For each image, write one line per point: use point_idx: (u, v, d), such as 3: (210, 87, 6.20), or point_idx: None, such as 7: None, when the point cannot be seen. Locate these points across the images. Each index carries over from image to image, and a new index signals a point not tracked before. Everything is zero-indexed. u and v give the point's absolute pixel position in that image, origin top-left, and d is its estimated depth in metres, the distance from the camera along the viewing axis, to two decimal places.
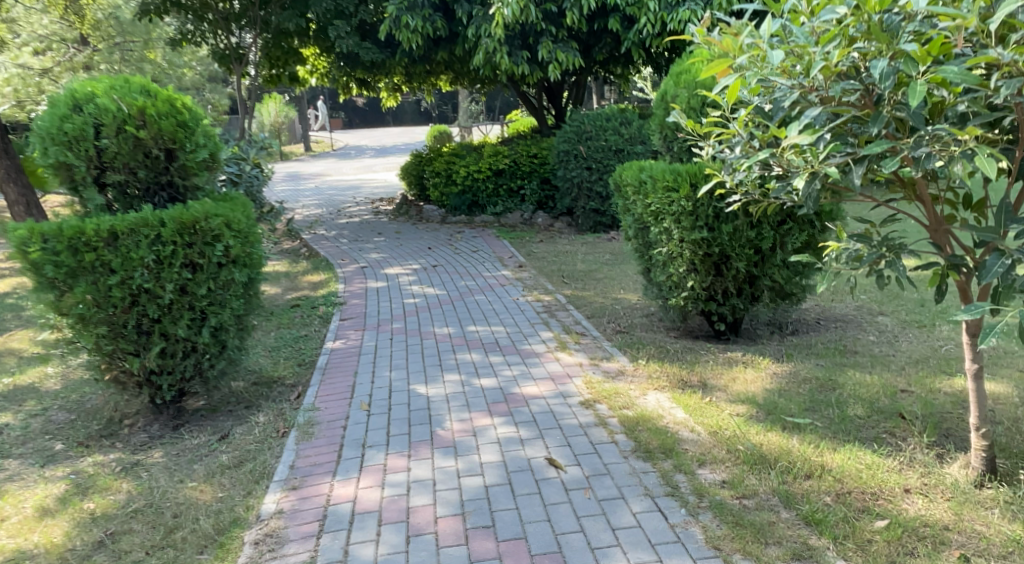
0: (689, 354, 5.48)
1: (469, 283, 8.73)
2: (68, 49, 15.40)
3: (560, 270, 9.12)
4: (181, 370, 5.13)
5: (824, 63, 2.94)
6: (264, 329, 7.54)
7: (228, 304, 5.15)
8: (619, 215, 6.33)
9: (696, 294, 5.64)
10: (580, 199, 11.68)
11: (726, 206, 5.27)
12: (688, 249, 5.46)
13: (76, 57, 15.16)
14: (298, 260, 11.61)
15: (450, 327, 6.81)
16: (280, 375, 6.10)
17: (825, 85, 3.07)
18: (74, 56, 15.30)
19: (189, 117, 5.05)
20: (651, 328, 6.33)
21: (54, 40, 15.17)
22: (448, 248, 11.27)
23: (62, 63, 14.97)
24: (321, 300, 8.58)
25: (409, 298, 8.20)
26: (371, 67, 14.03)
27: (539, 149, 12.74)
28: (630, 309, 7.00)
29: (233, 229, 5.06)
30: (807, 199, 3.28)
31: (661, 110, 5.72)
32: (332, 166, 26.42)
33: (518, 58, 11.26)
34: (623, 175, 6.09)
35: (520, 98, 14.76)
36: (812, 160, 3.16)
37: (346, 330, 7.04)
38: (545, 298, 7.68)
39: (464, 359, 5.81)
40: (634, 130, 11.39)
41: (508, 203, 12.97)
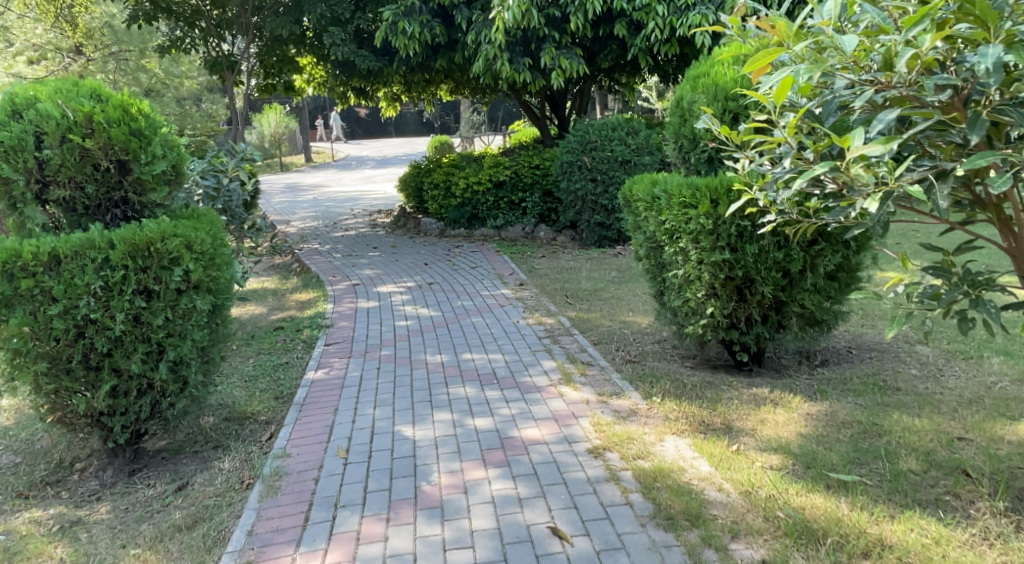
0: (709, 390, 4.88)
1: (466, 303, 8.13)
2: (63, 59, 15.26)
3: (564, 289, 8.53)
4: (136, 411, 4.56)
5: (914, 51, 2.45)
6: (244, 355, 6.95)
7: (189, 335, 4.58)
8: (629, 232, 5.76)
9: (715, 322, 5.04)
10: (585, 212, 11.10)
11: (756, 225, 4.67)
12: (707, 272, 4.87)
13: (71, 66, 15.08)
14: (288, 276, 11.04)
15: (443, 354, 6.22)
16: (254, 410, 5.51)
17: (907, 80, 2.56)
18: (69, 65, 15.24)
19: (145, 125, 4.49)
20: (664, 357, 5.74)
21: (48, 49, 15.09)
22: (445, 263, 10.71)
23: (52, 72, 14.55)
24: (308, 322, 7.99)
25: (402, 320, 7.60)
26: (368, 75, 13.51)
27: (541, 159, 12.17)
28: (641, 334, 6.40)
29: (195, 251, 4.51)
30: (876, 225, 2.76)
31: (675, 117, 5.14)
32: (332, 177, 25.90)
33: (519, 66, 10.70)
34: (633, 189, 5.52)
35: (522, 108, 14.22)
36: (886, 176, 2.64)
37: (329, 358, 6.45)
38: (548, 321, 7.09)
39: (457, 393, 5.20)
40: (641, 141, 10.83)
41: (509, 216, 12.35)
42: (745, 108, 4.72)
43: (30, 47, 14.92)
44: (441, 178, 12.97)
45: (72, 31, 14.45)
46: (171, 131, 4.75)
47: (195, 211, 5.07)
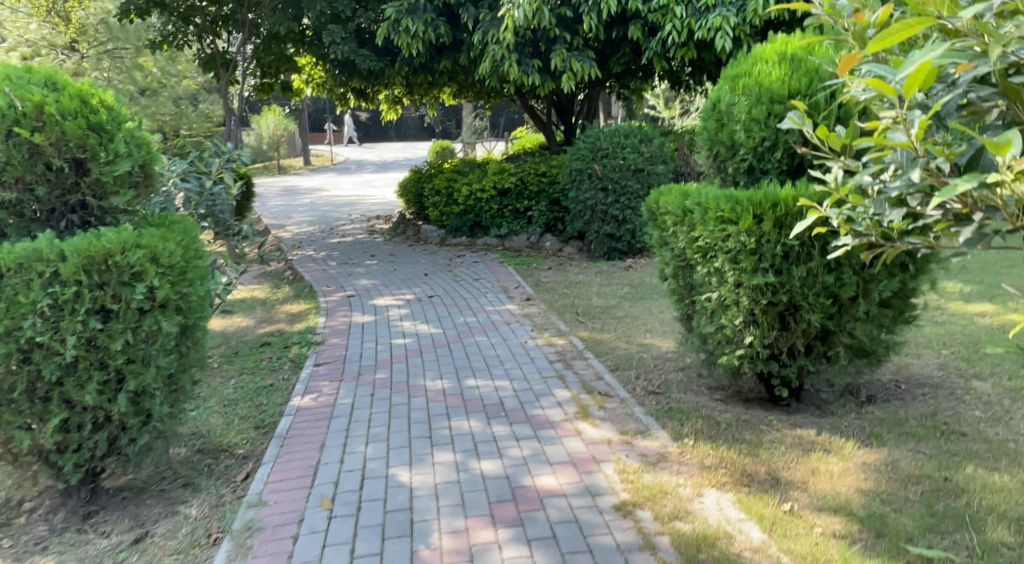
0: (745, 430, 4.31)
1: (468, 320, 7.53)
2: (57, 56, 14.41)
3: (573, 305, 7.95)
4: (91, 447, 3.99)
5: None
6: (225, 376, 6.37)
7: (153, 361, 4.00)
8: (654, 249, 5.19)
9: (754, 353, 4.43)
10: (594, 223, 10.48)
11: (835, 247, 4.07)
12: (745, 297, 4.29)
13: (66, 64, 14.26)
14: (280, 285, 10.47)
15: (445, 380, 5.61)
16: (231, 443, 4.95)
17: None
18: (64, 63, 14.44)
19: (106, 117, 3.92)
20: (690, 389, 5.15)
21: (42, 46, 14.25)
22: (446, 274, 10.12)
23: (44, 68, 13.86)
24: (297, 337, 7.41)
25: (399, 338, 7.00)
26: (369, 76, 12.93)
27: (548, 166, 11.56)
28: (662, 360, 5.81)
29: (161, 265, 3.93)
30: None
31: (710, 121, 4.55)
32: (331, 180, 25.32)
33: (528, 67, 10.13)
34: (661, 203, 4.92)
35: (528, 113, 13.68)
36: None
37: (318, 381, 5.85)
38: (558, 342, 6.50)
39: (460, 429, 4.60)
40: (654, 148, 10.26)
41: (514, 225, 11.75)
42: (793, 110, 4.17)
43: (24, 43, 14.07)
44: (443, 184, 12.40)
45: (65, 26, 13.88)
46: (139, 127, 4.18)
47: (169, 218, 4.48)
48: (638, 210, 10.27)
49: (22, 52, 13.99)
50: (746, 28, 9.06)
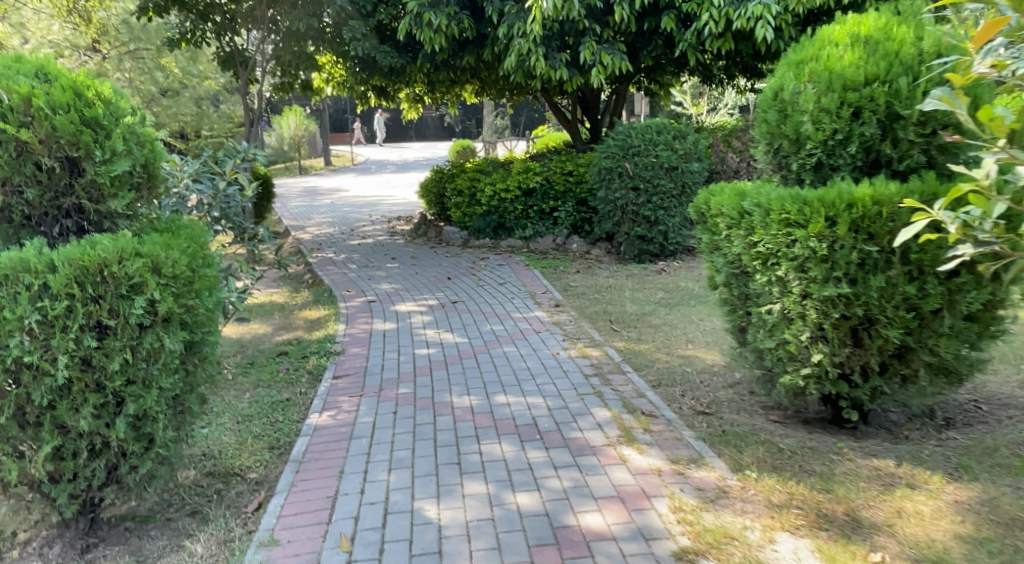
0: (813, 461, 3.87)
1: (495, 328, 7.08)
2: (79, 57, 14.25)
3: (606, 312, 7.50)
4: (88, 476, 3.61)
5: None
6: (239, 390, 5.98)
7: (156, 382, 3.60)
8: (704, 254, 4.73)
9: (822, 372, 3.97)
10: (624, 224, 9.99)
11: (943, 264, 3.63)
12: (813, 310, 3.84)
13: (88, 65, 14.14)
14: (300, 289, 10.12)
15: (473, 396, 5.18)
16: (243, 465, 4.58)
17: None
18: (86, 63, 14.27)
19: (103, 112, 3.53)
20: (743, 410, 4.69)
21: (65, 47, 13.94)
22: (470, 278, 9.71)
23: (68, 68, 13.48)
24: (315, 347, 7.00)
25: (422, 349, 6.56)
26: (390, 73, 12.52)
27: (575, 165, 11.13)
28: (709, 375, 5.36)
29: (163, 276, 3.53)
30: None
31: (768, 110, 4.09)
32: (351, 181, 25.01)
33: (556, 62, 9.69)
34: (712, 203, 4.46)
35: (554, 110, 13.25)
36: None
37: (337, 397, 5.44)
38: (593, 354, 6.04)
39: (491, 455, 4.18)
40: (689, 146, 9.76)
41: (539, 226, 11.35)
42: (870, 99, 3.74)
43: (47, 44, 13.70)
44: (466, 183, 11.98)
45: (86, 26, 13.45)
46: (142, 123, 3.77)
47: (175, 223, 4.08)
48: (671, 211, 9.79)
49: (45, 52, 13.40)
50: (788, 18, 8.57)
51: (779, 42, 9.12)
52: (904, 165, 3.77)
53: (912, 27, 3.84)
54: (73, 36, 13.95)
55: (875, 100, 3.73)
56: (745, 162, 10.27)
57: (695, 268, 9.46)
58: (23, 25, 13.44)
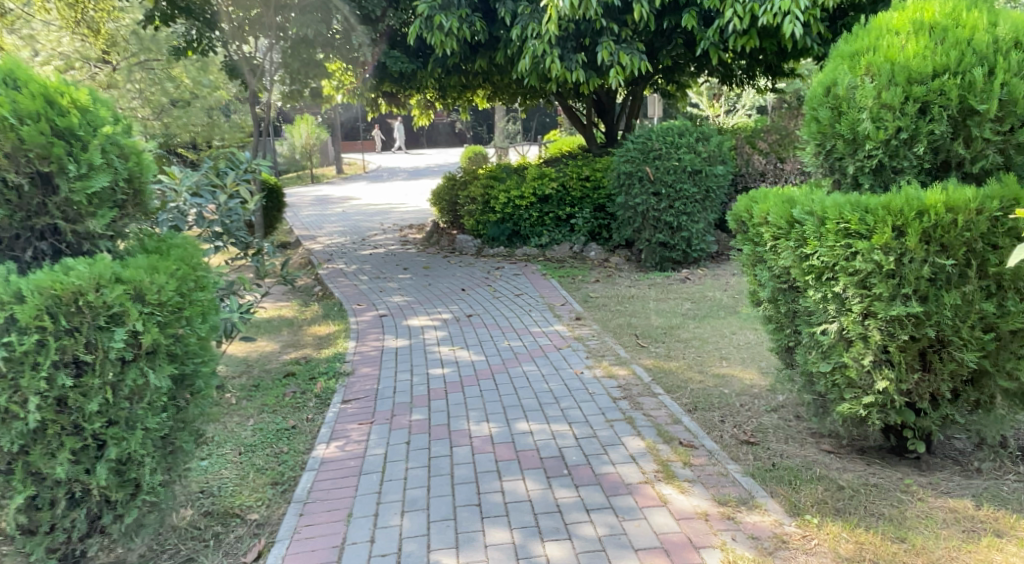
0: (879, 503, 3.47)
1: (513, 344, 6.65)
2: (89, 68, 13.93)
3: (631, 325, 7.09)
4: (68, 528, 3.23)
5: None
6: (242, 416, 5.60)
7: (141, 422, 3.22)
8: (745, 267, 4.32)
9: (886, 400, 3.57)
10: (645, 230, 9.54)
11: None
12: (876, 331, 3.43)
13: (97, 76, 13.83)
14: (310, 303, 9.75)
15: (493, 423, 4.78)
16: (243, 505, 4.19)
17: None
18: (95, 75, 13.95)
19: (78, 121, 3.16)
20: (792, 439, 4.28)
21: (75, 59, 13.32)
22: (486, 289, 9.31)
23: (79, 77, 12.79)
24: (324, 366, 6.60)
25: (436, 368, 6.14)
26: (400, 79, 12.13)
27: (592, 170, 10.74)
28: (748, 398, 4.93)
29: (148, 304, 3.16)
30: None
31: (816, 107, 3.70)
32: (362, 189, 24.64)
33: (572, 63, 9.27)
34: (754, 211, 4.04)
35: (568, 114, 12.84)
36: None
37: (345, 423, 5.06)
38: (620, 374, 5.60)
39: (515, 494, 3.80)
40: (713, 148, 9.32)
41: (556, 234, 10.95)
42: (939, 93, 3.33)
43: (57, 56, 12.99)
44: (479, 191, 11.60)
45: (93, 39, 13.05)
46: (126, 133, 3.40)
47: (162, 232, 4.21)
48: (695, 216, 9.32)
49: (58, 66, 12.70)
50: (817, 13, 8.13)
51: (806, 39, 8.69)
52: (978, 166, 3.37)
53: (983, 12, 3.45)
54: (87, 50, 13.40)
55: (945, 93, 3.33)
56: (772, 164, 9.72)
57: (721, 276, 9.03)
58: (34, 38, 12.82)
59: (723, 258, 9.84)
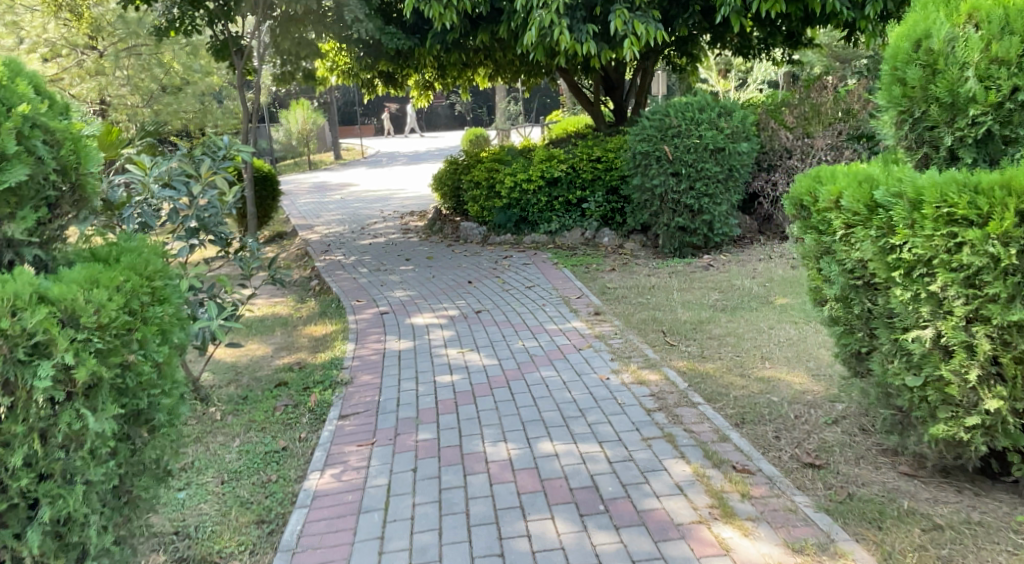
0: (990, 549, 2.86)
1: (529, 346, 6.00)
2: (79, 56, 13.35)
3: (656, 319, 6.45)
4: None
5: None
6: (227, 436, 4.97)
7: (81, 474, 2.60)
8: (806, 259, 3.68)
9: (995, 422, 2.95)
10: (663, 214, 8.88)
11: None
12: (984, 339, 2.83)
13: (85, 63, 13.23)
14: (306, 299, 9.13)
15: (512, 444, 4.15)
16: (222, 552, 3.59)
17: None
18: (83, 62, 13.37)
19: None
20: (864, 461, 3.65)
21: (63, 46, 13.02)
22: (493, 280, 8.66)
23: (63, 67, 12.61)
24: (319, 374, 5.96)
25: (444, 375, 5.49)
26: (397, 57, 11.42)
27: (603, 150, 10.02)
28: (803, 408, 4.30)
29: (83, 329, 2.54)
30: None
31: (897, 65, 3.34)
32: (361, 174, 23.97)
33: (582, 34, 8.57)
34: (821, 193, 3.40)
35: (574, 90, 12.13)
36: None
37: (343, 445, 4.44)
38: (651, 380, 4.94)
39: (544, 541, 3.20)
40: (736, 124, 8.63)
41: (566, 219, 10.28)
42: None
43: (44, 44, 12.72)
44: (483, 174, 10.94)
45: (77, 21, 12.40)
46: (56, 111, 2.87)
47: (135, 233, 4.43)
48: (717, 197, 8.65)
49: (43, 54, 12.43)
50: None
51: (835, 2, 7.99)
52: None
53: None
54: (73, 35, 13.02)
55: None
56: (800, 141, 8.94)
57: (747, 262, 8.36)
58: (18, 24, 12.58)
59: (747, 242, 9.17)
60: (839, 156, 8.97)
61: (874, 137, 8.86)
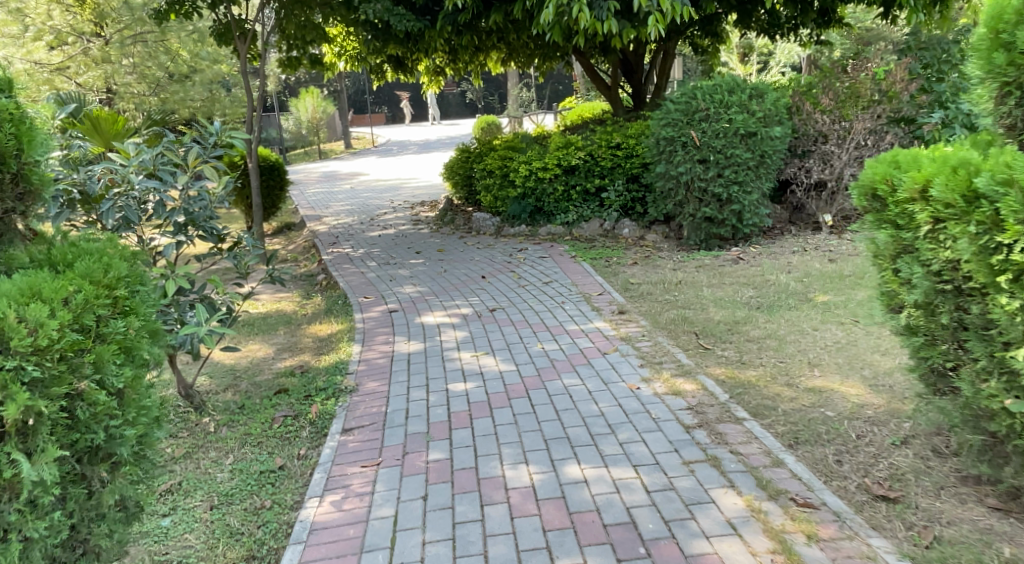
0: None
1: (549, 349, 5.51)
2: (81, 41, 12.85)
3: (687, 318, 5.94)
4: None
5: None
6: (220, 452, 4.49)
7: (19, 530, 2.19)
8: (881, 258, 3.16)
9: None
10: (688, 204, 8.36)
11: None
12: None
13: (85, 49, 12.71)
14: (312, 295, 8.66)
15: (535, 467, 3.67)
16: None
17: None
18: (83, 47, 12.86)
19: None
20: (946, 492, 3.17)
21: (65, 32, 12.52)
22: (509, 275, 8.17)
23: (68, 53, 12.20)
24: (322, 380, 5.48)
25: (457, 383, 5.00)
26: (406, 40, 10.87)
27: (623, 137, 9.50)
28: (865, 426, 3.79)
29: (12, 356, 2.17)
30: None
31: (1001, 27, 3.03)
32: (371, 163, 23.47)
33: (602, 12, 7.98)
34: (901, 182, 2.93)
35: (590, 73, 11.55)
36: None
37: (346, 466, 3.97)
38: (686, 390, 4.43)
39: None
40: (769, 107, 8.07)
41: (584, 210, 9.75)
42: None
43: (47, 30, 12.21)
44: (496, 163, 10.43)
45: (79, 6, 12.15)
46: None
47: (110, 234, 4.21)
48: (747, 185, 8.12)
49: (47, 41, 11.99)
50: None
51: None
52: None
53: None
54: (79, 22, 12.50)
55: None
56: (836, 125, 8.38)
57: (780, 255, 7.83)
58: (22, 12, 11.82)
59: (777, 234, 8.64)
60: (877, 140, 8.43)
61: (915, 120, 8.44)
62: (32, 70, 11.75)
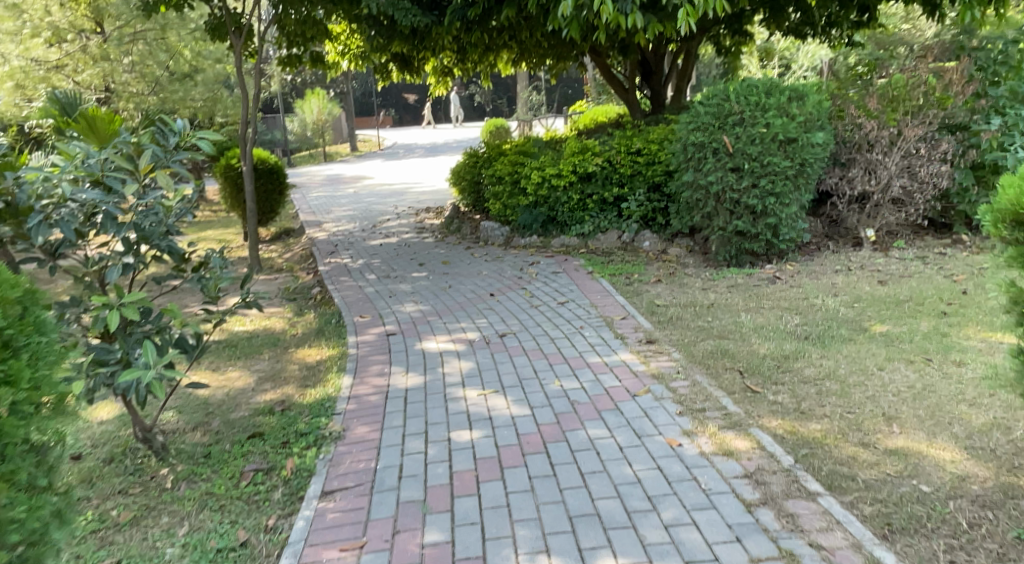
0: None
1: (570, 388, 4.72)
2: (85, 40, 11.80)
3: (726, 351, 5.15)
4: None
5: None
6: (173, 518, 3.68)
7: None
8: None
9: None
10: (718, 216, 7.58)
11: None
12: None
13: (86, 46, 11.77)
14: (304, 311, 7.87)
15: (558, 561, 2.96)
16: None
17: None
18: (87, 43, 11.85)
19: None
20: None
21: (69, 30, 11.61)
22: (519, 292, 7.40)
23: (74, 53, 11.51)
24: (305, 420, 4.67)
25: (461, 431, 4.20)
26: (412, 36, 10.06)
27: (645, 141, 8.74)
28: (976, 510, 3.08)
29: None
30: None
31: None
32: (376, 168, 22.73)
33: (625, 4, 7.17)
34: None
35: (607, 75, 10.82)
36: None
37: (322, 548, 3.22)
38: (740, 450, 3.64)
39: None
40: (810, 110, 7.30)
41: (601, 220, 8.98)
42: None
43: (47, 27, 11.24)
44: (507, 168, 9.65)
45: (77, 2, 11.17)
46: None
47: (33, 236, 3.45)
48: (785, 197, 7.29)
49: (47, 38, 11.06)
50: None
51: None
52: None
53: None
54: (76, 18, 11.57)
55: None
56: (884, 132, 7.57)
57: (821, 274, 7.03)
58: (19, 7, 10.88)
59: (814, 249, 7.85)
60: (930, 149, 7.62)
61: (970, 127, 7.69)
62: (29, 67, 10.83)
